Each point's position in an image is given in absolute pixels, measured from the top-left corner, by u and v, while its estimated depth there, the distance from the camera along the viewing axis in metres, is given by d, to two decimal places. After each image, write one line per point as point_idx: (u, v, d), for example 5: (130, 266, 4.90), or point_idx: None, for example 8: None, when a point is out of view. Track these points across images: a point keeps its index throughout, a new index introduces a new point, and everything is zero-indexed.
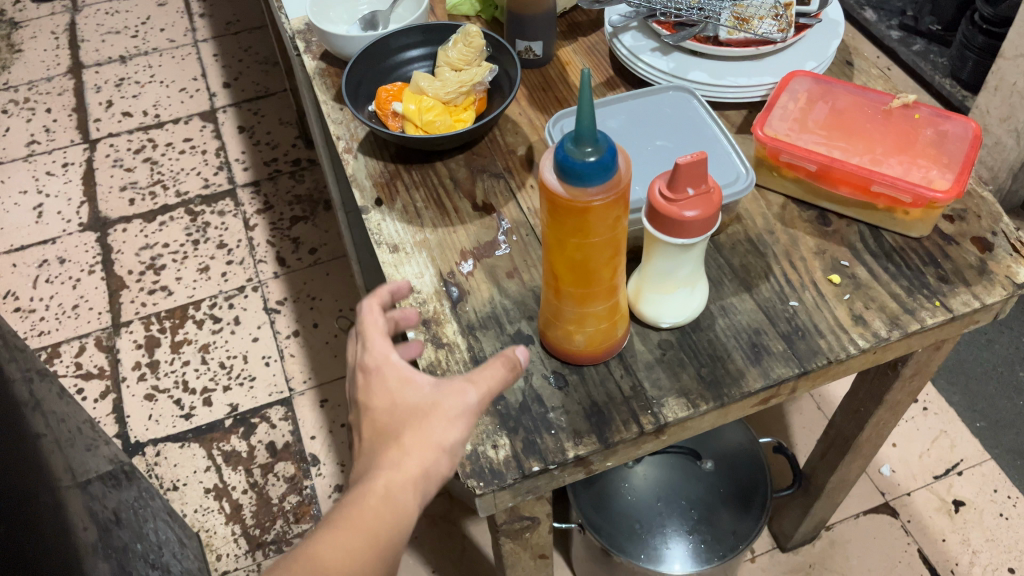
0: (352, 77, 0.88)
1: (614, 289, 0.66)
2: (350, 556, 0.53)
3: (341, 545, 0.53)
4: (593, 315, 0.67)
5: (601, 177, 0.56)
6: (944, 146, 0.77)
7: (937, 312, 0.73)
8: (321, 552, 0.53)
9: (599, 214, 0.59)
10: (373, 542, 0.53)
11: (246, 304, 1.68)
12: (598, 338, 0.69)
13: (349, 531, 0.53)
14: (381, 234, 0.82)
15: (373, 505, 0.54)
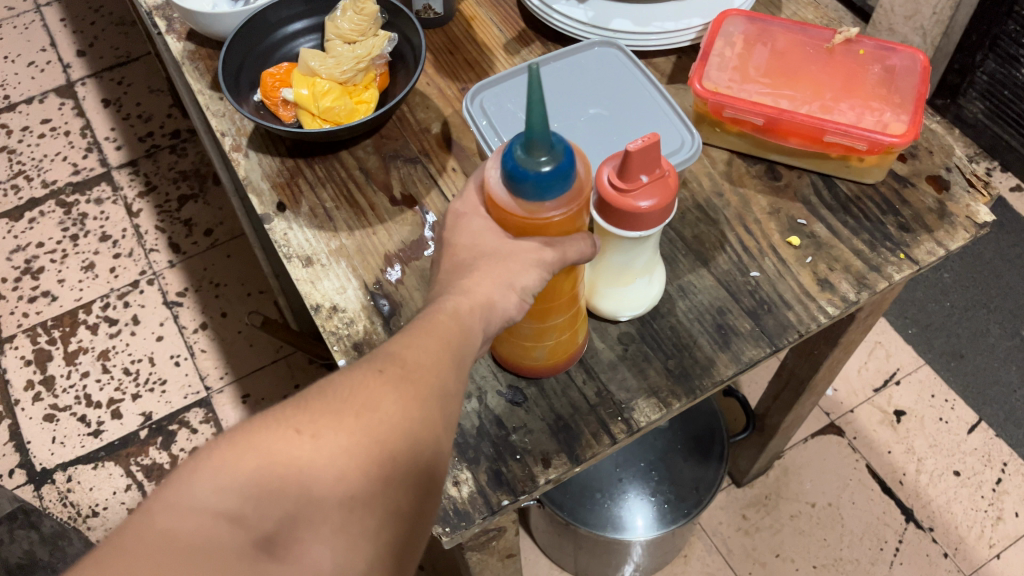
0: (230, 62, 0.75)
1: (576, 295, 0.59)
2: (425, 361, 0.44)
3: (415, 350, 0.45)
4: (555, 328, 0.59)
5: (559, 188, 0.47)
6: (894, 84, 0.71)
7: (903, 266, 0.69)
8: (393, 353, 0.44)
9: (560, 224, 0.50)
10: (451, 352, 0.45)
11: (143, 300, 1.53)
12: (562, 347, 0.62)
13: (424, 338, 0.45)
14: (289, 245, 0.71)
15: (449, 319, 0.46)
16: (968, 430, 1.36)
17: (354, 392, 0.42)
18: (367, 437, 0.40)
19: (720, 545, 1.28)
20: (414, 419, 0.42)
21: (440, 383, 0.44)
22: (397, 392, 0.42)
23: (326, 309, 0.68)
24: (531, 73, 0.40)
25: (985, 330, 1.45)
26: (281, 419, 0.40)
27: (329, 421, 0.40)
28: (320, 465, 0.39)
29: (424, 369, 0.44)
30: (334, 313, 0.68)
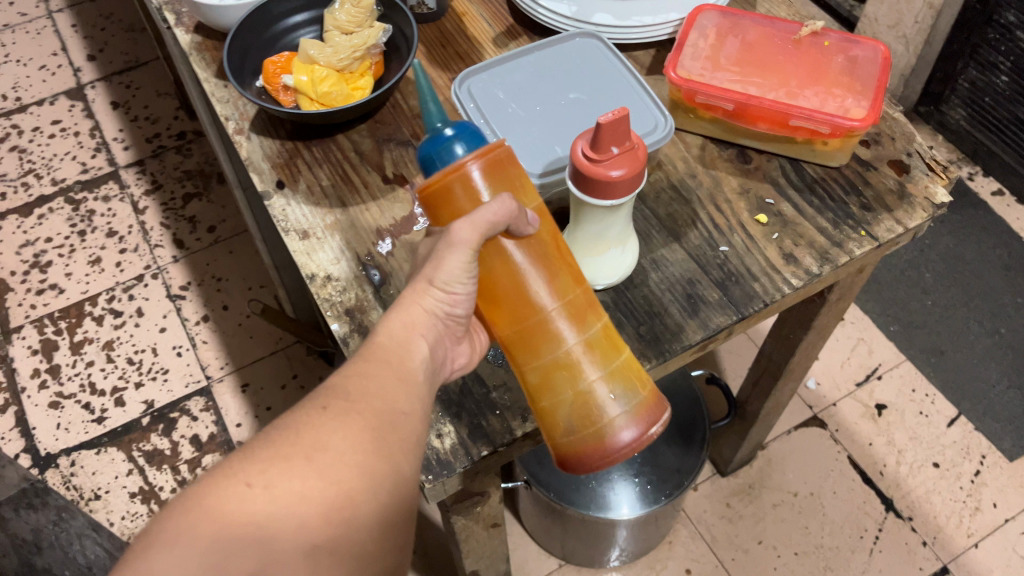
0: (235, 51, 0.80)
1: (571, 329, 0.57)
2: (369, 390, 0.52)
3: (356, 384, 0.52)
4: (555, 366, 0.57)
5: (461, 144, 0.55)
6: (856, 73, 0.76)
7: (864, 242, 0.73)
8: (336, 388, 0.51)
9: (474, 184, 0.55)
10: (395, 377, 0.53)
11: (147, 293, 1.58)
12: (585, 402, 0.57)
13: (369, 369, 0.53)
14: (287, 220, 0.76)
15: (388, 353, 0.54)
16: (947, 423, 1.40)
17: (302, 433, 0.48)
18: (319, 476, 0.47)
19: (704, 532, 1.32)
20: (363, 445, 0.49)
21: (380, 413, 0.51)
22: (343, 425, 0.49)
23: (320, 278, 0.73)
24: (416, 68, 0.57)
25: (965, 327, 1.49)
26: (237, 474, 0.46)
27: (284, 468, 0.46)
28: (280, 504, 0.45)
29: (366, 398, 0.51)
30: (328, 282, 0.73)
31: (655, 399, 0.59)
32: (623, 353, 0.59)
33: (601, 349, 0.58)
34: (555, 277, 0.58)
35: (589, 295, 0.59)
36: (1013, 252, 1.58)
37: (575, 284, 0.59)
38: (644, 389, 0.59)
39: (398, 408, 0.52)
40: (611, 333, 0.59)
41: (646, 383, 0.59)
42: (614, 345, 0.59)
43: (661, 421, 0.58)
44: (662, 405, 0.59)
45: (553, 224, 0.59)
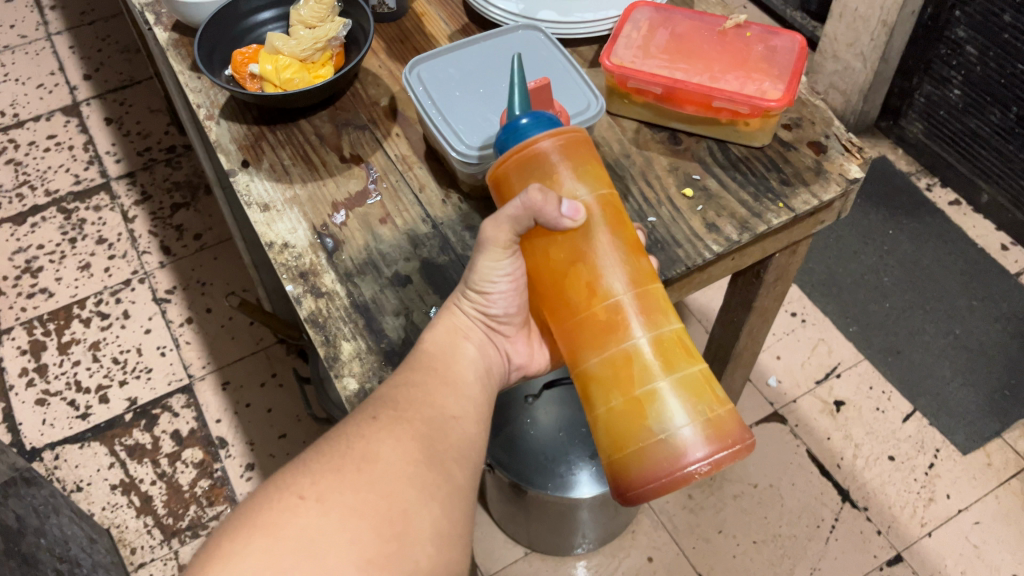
0: (205, 43, 0.87)
1: (616, 343, 0.62)
2: (416, 397, 0.61)
3: (403, 393, 0.61)
4: (595, 377, 0.63)
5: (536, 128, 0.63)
6: (774, 60, 0.82)
7: (781, 212, 0.79)
8: (385, 398, 0.61)
9: (534, 165, 0.63)
10: (437, 384, 0.63)
11: (133, 297, 1.64)
12: (620, 419, 0.62)
13: (415, 376, 0.63)
14: (250, 194, 0.82)
15: (432, 358, 0.65)
16: (904, 418, 1.44)
17: (354, 445, 0.56)
18: (369, 483, 0.54)
19: (666, 522, 1.36)
20: (412, 451, 0.57)
21: (423, 427, 0.59)
22: (394, 427, 0.58)
23: (278, 245, 0.79)
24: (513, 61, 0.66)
25: (922, 328, 1.55)
26: (295, 487, 0.53)
27: (334, 479, 0.54)
28: (333, 512, 0.52)
29: (413, 406, 0.60)
30: (285, 248, 0.78)
31: (706, 431, 0.60)
32: (677, 372, 0.62)
33: (648, 367, 0.61)
34: (608, 287, 0.62)
35: (647, 309, 0.63)
36: (969, 258, 1.64)
37: (630, 294, 0.62)
38: (694, 418, 0.60)
39: (443, 419, 0.60)
40: (667, 350, 0.62)
41: (700, 411, 0.61)
42: (667, 361, 0.62)
43: (710, 455, 0.60)
44: (719, 435, 0.60)
45: (618, 223, 0.64)
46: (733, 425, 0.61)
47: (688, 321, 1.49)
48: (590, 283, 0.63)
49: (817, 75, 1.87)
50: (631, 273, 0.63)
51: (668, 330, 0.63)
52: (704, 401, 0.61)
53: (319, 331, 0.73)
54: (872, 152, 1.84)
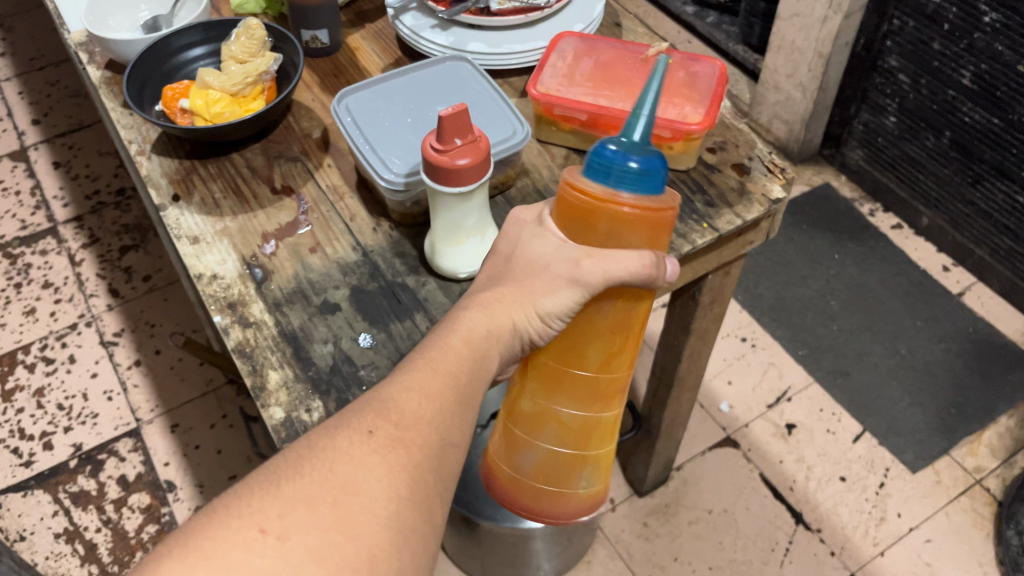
0: (135, 79, 0.87)
1: (584, 414, 0.69)
2: (423, 413, 0.54)
3: (414, 406, 0.54)
4: (552, 423, 0.70)
5: (634, 184, 0.59)
6: (695, 85, 0.84)
7: (706, 232, 0.80)
8: (391, 408, 0.53)
9: (614, 222, 0.61)
10: (452, 399, 0.56)
11: (80, 341, 1.61)
12: (547, 457, 0.73)
13: (428, 382, 0.55)
14: (180, 227, 0.82)
15: (455, 360, 0.58)
16: (854, 439, 1.46)
17: (339, 465, 0.49)
18: (345, 519, 0.47)
19: (622, 552, 1.35)
20: (401, 486, 0.49)
21: (417, 456, 0.52)
22: (389, 452, 0.51)
23: (206, 277, 0.78)
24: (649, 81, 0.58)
25: (869, 349, 1.57)
26: (260, 514, 0.46)
27: (305, 510, 0.46)
28: (294, 555, 0.44)
29: (416, 426, 0.53)
30: (214, 280, 0.78)
31: (586, 505, 0.77)
32: (603, 450, 0.73)
33: (582, 445, 0.72)
34: (604, 380, 0.67)
35: (615, 397, 0.70)
36: (912, 280, 1.68)
37: (608, 390, 0.68)
38: (586, 492, 0.76)
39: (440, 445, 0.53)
40: (603, 434, 0.72)
41: (589, 485, 0.76)
42: (601, 440, 0.72)
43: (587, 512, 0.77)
44: (597, 500, 0.78)
45: (639, 331, 0.66)
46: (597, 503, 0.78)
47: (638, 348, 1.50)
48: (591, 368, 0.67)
49: (759, 106, 1.92)
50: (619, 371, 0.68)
51: (614, 420, 0.72)
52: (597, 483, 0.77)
53: (247, 362, 0.72)
54: (816, 180, 1.89)
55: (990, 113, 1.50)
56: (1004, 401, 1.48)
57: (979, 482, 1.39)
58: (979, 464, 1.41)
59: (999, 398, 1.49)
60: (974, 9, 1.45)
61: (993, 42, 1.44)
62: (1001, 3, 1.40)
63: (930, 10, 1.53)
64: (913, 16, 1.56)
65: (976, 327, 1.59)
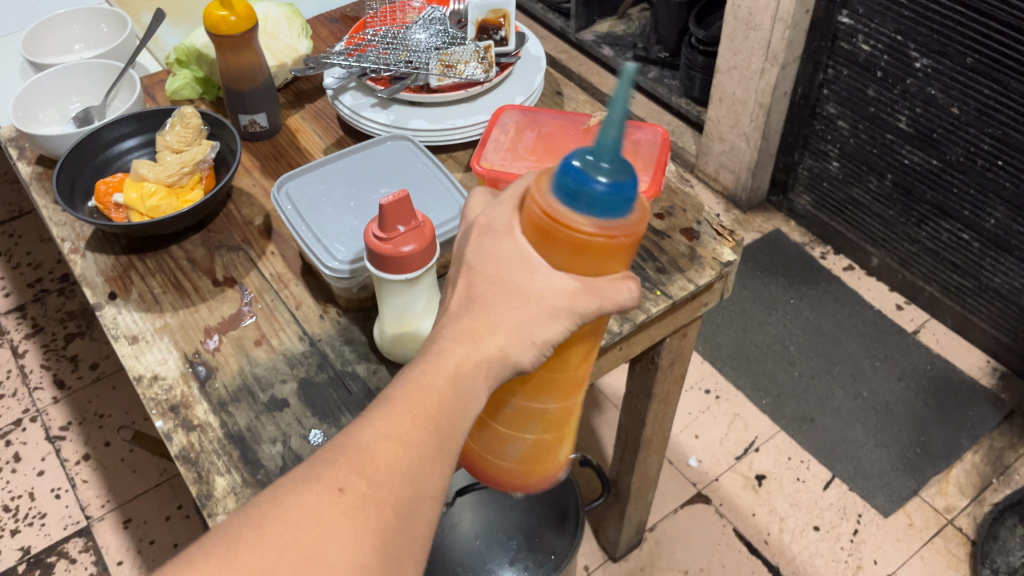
0: (66, 175, 0.85)
1: (557, 410, 0.61)
2: (401, 465, 0.48)
3: (388, 456, 0.48)
4: (538, 419, 0.61)
5: (615, 210, 0.50)
6: (639, 153, 0.84)
7: (659, 300, 0.80)
8: (365, 459, 0.47)
9: (588, 255, 0.52)
10: (432, 446, 0.49)
11: (25, 437, 1.55)
12: (521, 459, 0.63)
13: (415, 429, 0.49)
14: (117, 327, 0.79)
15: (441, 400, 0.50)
16: (824, 486, 1.44)
17: (305, 530, 0.45)
18: None
19: None
20: (369, 557, 0.45)
21: (393, 515, 0.47)
22: (356, 515, 0.46)
23: (147, 378, 0.75)
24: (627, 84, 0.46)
25: (831, 393, 1.57)
26: None
27: None
28: None
29: (391, 480, 0.47)
30: (155, 381, 0.75)
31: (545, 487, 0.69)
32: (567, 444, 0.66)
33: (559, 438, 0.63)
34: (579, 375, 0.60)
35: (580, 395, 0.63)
36: (867, 320, 1.69)
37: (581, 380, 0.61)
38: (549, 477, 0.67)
39: (430, 491, 0.49)
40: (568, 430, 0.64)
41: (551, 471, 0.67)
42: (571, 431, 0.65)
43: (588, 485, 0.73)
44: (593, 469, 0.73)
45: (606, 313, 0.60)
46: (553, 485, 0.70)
47: (603, 407, 1.48)
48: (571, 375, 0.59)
49: (706, 156, 1.95)
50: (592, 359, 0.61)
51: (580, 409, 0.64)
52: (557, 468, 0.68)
53: (191, 468, 0.69)
54: (767, 225, 1.91)
55: (928, 155, 1.53)
56: (967, 438, 1.49)
57: (951, 522, 1.38)
58: (949, 503, 1.40)
59: (962, 435, 1.49)
60: (905, 56, 1.49)
61: (925, 86, 1.48)
62: (930, 48, 1.43)
63: (862, 58, 1.56)
64: (846, 64, 1.59)
65: (934, 364, 1.61)
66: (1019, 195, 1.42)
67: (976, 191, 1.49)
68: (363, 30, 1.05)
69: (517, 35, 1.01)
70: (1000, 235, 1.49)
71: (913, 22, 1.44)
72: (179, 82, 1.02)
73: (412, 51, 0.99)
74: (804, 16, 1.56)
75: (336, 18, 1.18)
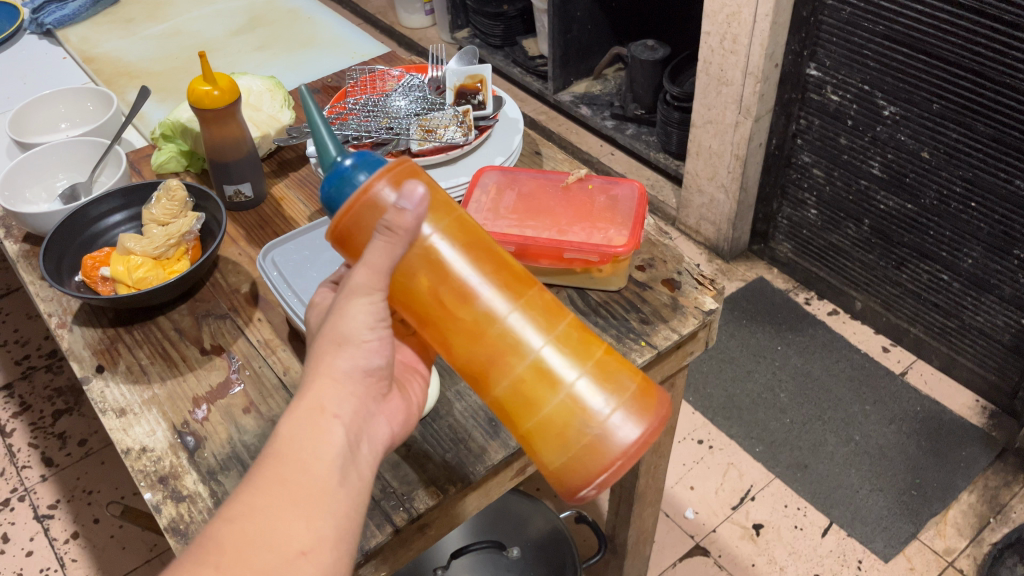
0: (52, 251, 0.86)
1: (519, 343, 0.59)
2: (253, 537, 0.49)
3: (235, 533, 0.49)
4: (513, 389, 0.60)
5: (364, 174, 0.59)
6: (617, 209, 0.86)
7: (645, 350, 0.80)
8: (211, 549, 0.48)
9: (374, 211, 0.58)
10: (287, 501, 0.51)
11: (13, 517, 1.52)
12: (564, 420, 0.59)
13: (260, 496, 0.50)
14: (105, 400, 0.79)
15: (287, 452, 0.53)
16: (823, 532, 1.43)
17: None
18: None
19: None
20: None
21: None
22: None
23: (135, 451, 0.75)
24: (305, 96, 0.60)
25: (823, 439, 1.57)
26: None
27: None
28: None
29: (243, 556, 0.48)
30: (143, 453, 0.74)
31: (632, 407, 0.60)
32: (593, 360, 0.60)
33: (562, 361, 0.59)
34: (496, 300, 0.59)
35: (545, 314, 0.61)
36: (854, 364, 1.71)
37: (518, 306, 0.60)
38: (623, 397, 0.60)
39: (298, 548, 0.50)
40: (574, 343, 0.60)
41: (620, 394, 0.60)
42: (583, 356, 0.60)
43: (642, 432, 0.59)
44: (649, 408, 0.61)
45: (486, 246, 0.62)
46: (647, 401, 0.61)
47: None
48: (474, 314, 0.59)
49: (686, 209, 1.98)
50: (507, 277, 0.61)
51: (566, 325, 0.61)
52: (626, 381, 0.61)
53: (181, 540, 0.68)
54: (750, 274, 1.93)
55: (902, 199, 1.57)
56: (961, 478, 1.49)
57: (951, 564, 1.37)
58: (948, 545, 1.39)
59: (956, 476, 1.49)
60: (873, 105, 1.53)
61: (895, 133, 1.51)
62: (898, 97, 1.48)
63: (832, 109, 1.60)
64: (817, 115, 1.63)
65: (924, 406, 1.61)
66: (995, 235, 1.45)
67: (952, 234, 1.52)
68: (344, 99, 1.08)
69: (495, 99, 1.05)
70: (979, 275, 1.52)
71: (879, 71, 1.48)
72: (163, 157, 1.04)
73: (394, 118, 1.02)
74: (775, 70, 1.61)
75: (318, 89, 1.21)
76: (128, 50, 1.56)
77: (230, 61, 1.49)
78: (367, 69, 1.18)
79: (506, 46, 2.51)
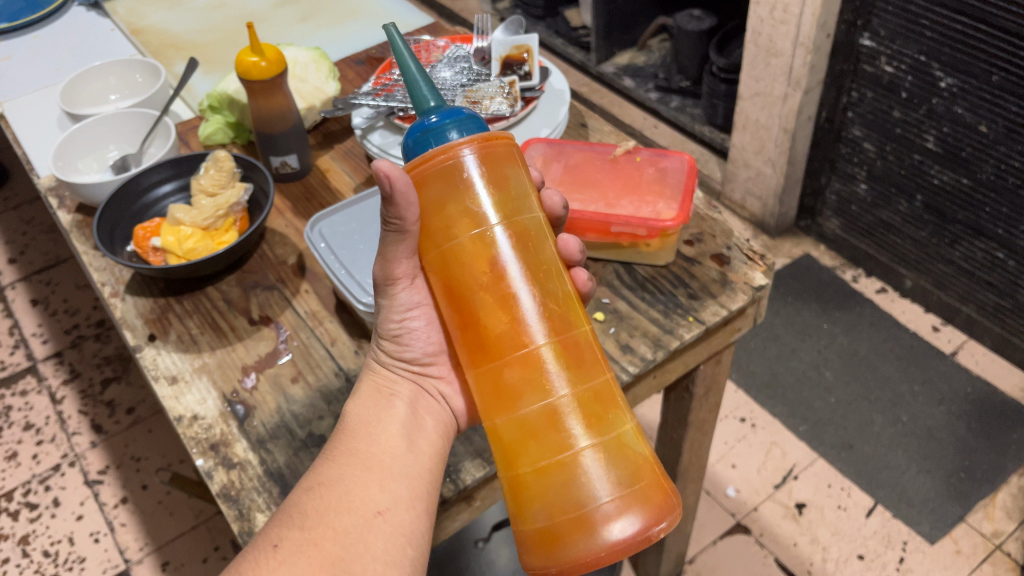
0: (105, 222, 0.87)
1: (540, 380, 0.59)
2: (331, 502, 0.57)
3: (316, 499, 0.57)
4: (522, 424, 0.59)
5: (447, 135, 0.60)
6: (666, 182, 0.85)
7: (693, 326, 0.79)
8: (294, 515, 0.56)
9: (446, 176, 0.60)
10: (358, 470, 0.59)
11: (64, 482, 1.56)
12: (562, 477, 0.58)
13: (336, 468, 0.59)
14: (157, 368, 0.80)
15: (356, 434, 0.62)
16: (868, 513, 1.41)
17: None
18: None
19: None
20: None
21: (343, 541, 0.55)
22: (296, 557, 0.53)
23: (186, 418, 0.76)
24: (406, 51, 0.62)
25: (869, 420, 1.54)
26: None
27: None
28: None
29: (324, 519, 0.55)
30: (194, 421, 0.76)
31: (635, 502, 0.58)
32: (610, 432, 0.59)
33: (579, 424, 0.59)
34: (531, 330, 0.60)
35: (582, 362, 0.60)
36: (902, 344, 1.67)
37: (551, 344, 0.60)
38: (627, 488, 0.58)
39: (375, 508, 0.57)
40: (593, 405, 0.59)
41: (624, 481, 0.58)
42: (599, 422, 0.59)
43: (633, 528, 0.57)
44: (654, 504, 0.58)
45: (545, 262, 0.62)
46: (657, 498, 0.58)
47: None
48: (498, 333, 0.60)
49: (732, 183, 1.95)
50: (548, 310, 0.60)
51: (597, 383, 0.60)
52: (639, 473, 0.59)
53: (232, 506, 0.69)
54: (796, 250, 1.90)
55: (958, 174, 1.52)
56: (1012, 461, 1.45)
57: (999, 548, 1.34)
58: (996, 528, 1.37)
59: (1006, 458, 1.46)
60: (929, 76, 1.48)
61: (951, 106, 1.47)
62: (955, 68, 1.43)
63: (886, 80, 1.56)
64: (870, 87, 1.59)
65: (974, 387, 1.58)
66: None
67: (1009, 210, 1.47)
68: (389, 70, 1.08)
69: (541, 69, 1.03)
70: None
71: (936, 42, 1.43)
72: (211, 128, 1.05)
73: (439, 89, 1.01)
74: (826, 40, 1.56)
75: (363, 60, 1.21)
76: (175, 21, 1.57)
77: (275, 32, 1.49)
78: (412, 39, 1.17)
79: (548, 17, 2.48)
